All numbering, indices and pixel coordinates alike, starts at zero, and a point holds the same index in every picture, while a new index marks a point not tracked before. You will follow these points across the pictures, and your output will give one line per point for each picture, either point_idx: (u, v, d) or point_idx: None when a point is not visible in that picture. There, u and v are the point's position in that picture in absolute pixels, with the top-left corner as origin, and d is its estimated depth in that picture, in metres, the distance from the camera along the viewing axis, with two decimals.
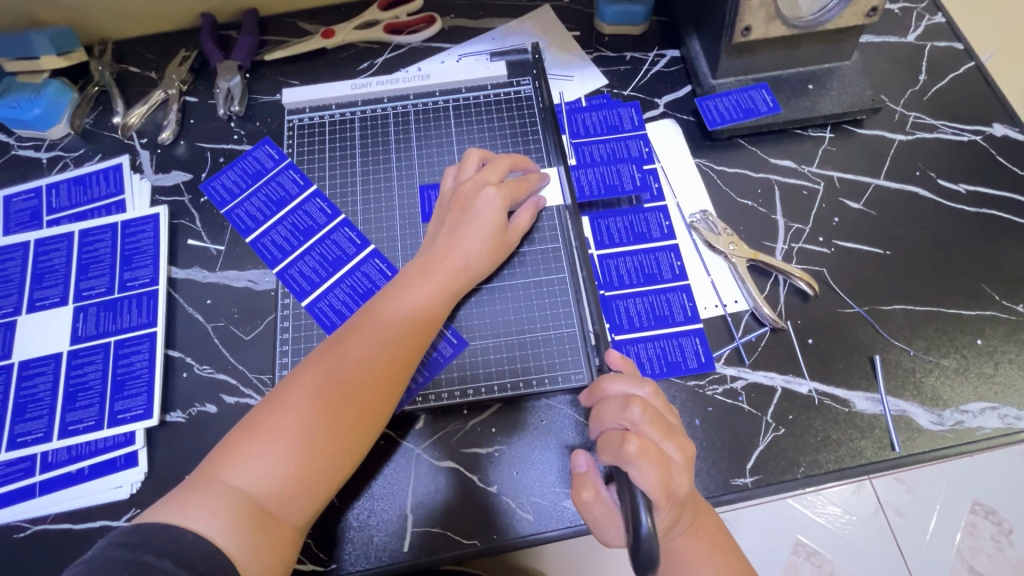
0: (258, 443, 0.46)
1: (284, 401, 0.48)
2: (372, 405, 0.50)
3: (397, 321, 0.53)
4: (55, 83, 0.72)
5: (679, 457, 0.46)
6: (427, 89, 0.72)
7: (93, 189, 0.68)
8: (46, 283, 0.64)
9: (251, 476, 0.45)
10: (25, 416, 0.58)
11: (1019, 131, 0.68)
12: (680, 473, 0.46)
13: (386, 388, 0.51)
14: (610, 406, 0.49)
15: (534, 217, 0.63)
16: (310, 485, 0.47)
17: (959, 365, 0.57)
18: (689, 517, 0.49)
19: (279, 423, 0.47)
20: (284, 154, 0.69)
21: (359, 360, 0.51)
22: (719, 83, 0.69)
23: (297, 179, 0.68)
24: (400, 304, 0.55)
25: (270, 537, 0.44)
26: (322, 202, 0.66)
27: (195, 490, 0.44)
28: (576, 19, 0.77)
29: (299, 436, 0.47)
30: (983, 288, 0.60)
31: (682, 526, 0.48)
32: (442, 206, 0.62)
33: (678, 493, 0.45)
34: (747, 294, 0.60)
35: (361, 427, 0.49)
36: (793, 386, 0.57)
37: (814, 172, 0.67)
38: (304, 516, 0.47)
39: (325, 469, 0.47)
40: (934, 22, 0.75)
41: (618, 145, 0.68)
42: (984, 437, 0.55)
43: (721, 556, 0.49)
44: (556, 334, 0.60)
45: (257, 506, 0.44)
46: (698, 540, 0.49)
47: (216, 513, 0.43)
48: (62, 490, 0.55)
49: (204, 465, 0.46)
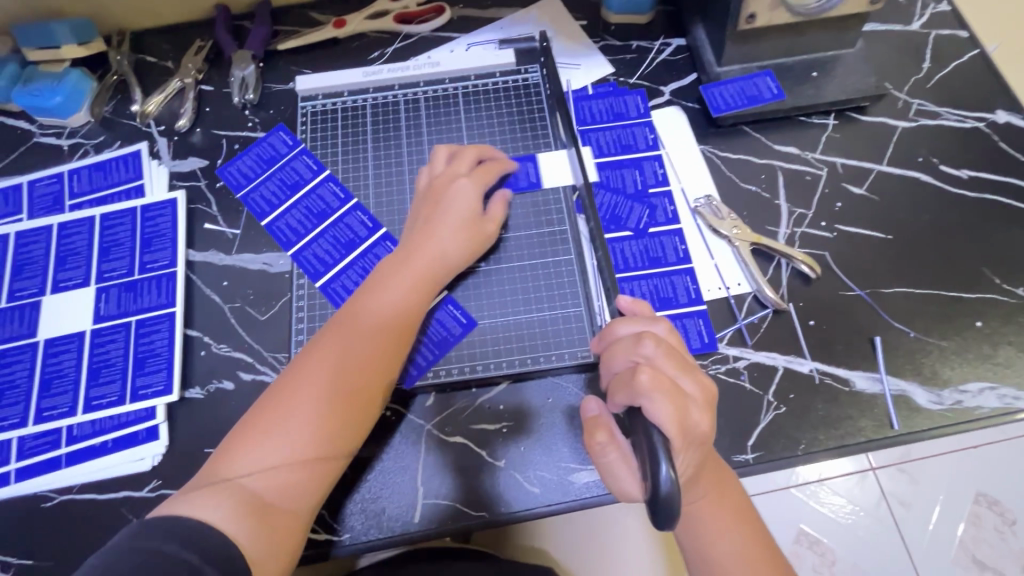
0: (252, 442, 0.48)
1: (275, 398, 0.50)
2: (360, 394, 0.52)
3: (379, 313, 0.55)
4: (75, 72, 0.74)
5: (696, 391, 0.48)
6: (436, 77, 0.73)
7: (113, 174, 0.71)
8: (69, 265, 0.66)
9: (248, 472, 0.47)
10: (51, 391, 0.60)
11: (1021, 118, 0.68)
12: (697, 409, 0.47)
13: (371, 377, 0.53)
14: (623, 343, 0.51)
15: (506, 205, 0.64)
16: (310, 474, 0.49)
17: (958, 346, 0.58)
18: (709, 480, 0.50)
19: (269, 420, 0.49)
20: (298, 140, 0.71)
21: (343, 355, 0.52)
22: (725, 70, 0.70)
23: (310, 164, 0.69)
24: (379, 298, 0.56)
25: (277, 526, 0.46)
26: (334, 186, 0.68)
27: (200, 488, 0.46)
28: (583, 9, 0.78)
29: (290, 430, 0.49)
30: (983, 271, 0.61)
31: (704, 488, 0.50)
32: (418, 201, 0.63)
33: (699, 439, 0.46)
34: (750, 277, 0.62)
35: (351, 414, 0.51)
36: (794, 366, 0.58)
37: (817, 159, 0.68)
38: (309, 503, 0.49)
39: (321, 457, 0.49)
40: (938, 11, 0.75)
41: (625, 132, 0.69)
42: (982, 416, 0.56)
43: (738, 523, 0.50)
44: (563, 313, 0.61)
45: (260, 500, 0.46)
46: (717, 504, 0.50)
47: (220, 509, 0.45)
48: (87, 461, 0.57)
49: (205, 467, 0.48)
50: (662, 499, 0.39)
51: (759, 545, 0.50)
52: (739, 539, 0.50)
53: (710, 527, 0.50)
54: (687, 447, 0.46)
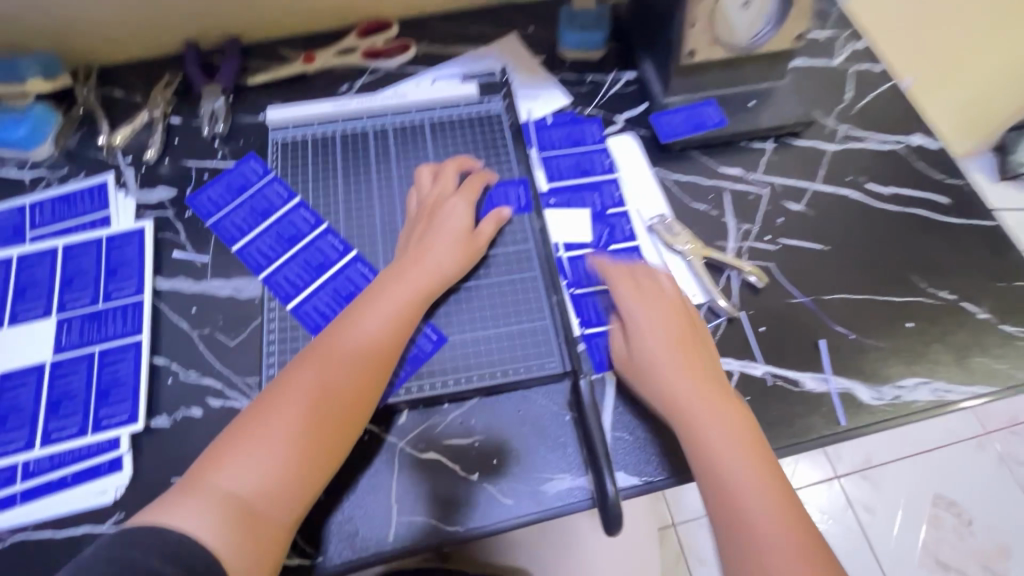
0: (245, 445, 0.49)
1: (273, 403, 0.51)
2: (353, 403, 0.53)
3: (374, 323, 0.57)
4: (41, 105, 0.74)
5: (671, 334, 0.58)
6: (404, 108, 0.77)
7: (78, 206, 0.70)
8: (29, 297, 0.65)
9: (237, 477, 0.48)
10: (6, 426, 0.58)
11: (934, 140, 0.76)
12: (669, 340, 0.58)
13: (363, 388, 0.54)
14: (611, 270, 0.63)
15: (497, 227, 0.67)
16: (295, 484, 0.49)
17: (893, 345, 0.63)
18: (716, 414, 0.54)
19: (263, 424, 0.50)
20: (268, 169, 0.73)
21: (338, 362, 0.54)
22: (671, 100, 0.76)
23: (281, 192, 0.71)
24: (374, 309, 0.58)
25: (257, 538, 0.47)
26: (306, 212, 0.70)
27: (185, 495, 0.47)
28: (540, 46, 0.84)
29: (283, 436, 0.50)
30: (910, 276, 0.67)
31: (712, 425, 0.53)
32: (409, 220, 0.67)
33: (671, 364, 0.56)
34: (703, 289, 0.66)
35: (340, 423, 0.52)
36: (748, 369, 0.62)
37: (758, 179, 0.74)
38: (290, 515, 0.49)
39: (309, 467, 0.50)
40: (856, 48, 0.84)
41: (583, 157, 0.74)
42: (919, 408, 0.60)
43: (766, 477, 0.50)
44: (530, 327, 0.64)
45: (242, 509, 0.47)
46: (735, 449, 0.52)
47: (205, 514, 0.46)
48: (45, 497, 0.55)
49: (193, 472, 0.49)
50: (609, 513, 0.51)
51: (785, 504, 0.49)
52: (761, 489, 0.49)
53: (725, 464, 0.51)
54: (656, 358, 0.57)
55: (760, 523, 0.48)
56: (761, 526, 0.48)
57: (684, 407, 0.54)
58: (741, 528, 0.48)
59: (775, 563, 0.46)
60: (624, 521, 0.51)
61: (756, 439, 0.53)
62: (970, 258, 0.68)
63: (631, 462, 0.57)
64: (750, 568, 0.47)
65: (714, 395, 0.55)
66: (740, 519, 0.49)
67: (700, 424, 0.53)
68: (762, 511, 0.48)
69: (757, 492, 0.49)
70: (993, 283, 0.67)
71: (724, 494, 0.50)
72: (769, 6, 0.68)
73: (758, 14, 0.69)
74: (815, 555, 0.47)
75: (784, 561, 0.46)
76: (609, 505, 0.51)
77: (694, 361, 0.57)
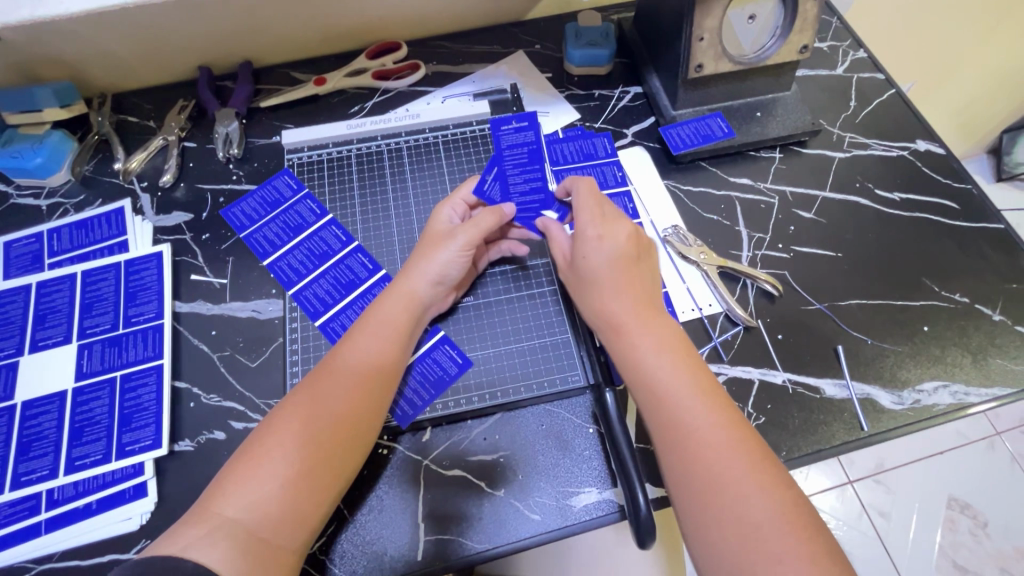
0: (247, 473, 0.46)
1: (271, 429, 0.49)
2: (349, 419, 0.51)
3: (358, 345, 0.55)
4: (57, 133, 0.75)
5: (614, 260, 0.57)
6: (417, 127, 0.78)
7: (95, 232, 0.71)
8: (49, 324, 0.65)
9: (242, 504, 0.45)
10: (29, 454, 0.58)
11: (939, 146, 0.78)
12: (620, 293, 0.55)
13: (357, 399, 0.52)
14: (586, 212, 0.60)
15: (497, 221, 0.62)
16: (302, 509, 0.47)
17: (911, 350, 0.64)
18: (653, 338, 0.53)
19: (263, 449, 0.48)
20: (302, 184, 0.74)
21: (328, 387, 0.52)
22: (679, 113, 0.77)
23: (314, 208, 0.72)
24: (363, 331, 0.56)
25: (265, 564, 0.44)
26: (336, 229, 0.71)
27: (192, 524, 0.44)
28: (547, 63, 0.85)
29: (284, 460, 0.47)
30: (924, 281, 0.68)
31: (659, 362, 0.51)
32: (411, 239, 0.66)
33: (615, 294, 0.55)
34: (719, 297, 0.66)
35: (341, 446, 0.50)
36: (769, 377, 0.62)
37: (768, 188, 0.75)
38: (298, 539, 0.47)
39: (317, 488, 0.48)
40: (858, 57, 0.85)
41: (595, 171, 0.75)
42: (940, 412, 0.61)
43: (732, 437, 0.46)
44: (551, 341, 0.65)
45: (249, 535, 0.44)
46: (694, 400, 0.48)
47: (212, 544, 0.43)
48: (69, 526, 0.55)
49: (198, 501, 0.46)
50: (643, 524, 0.50)
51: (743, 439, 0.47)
52: (710, 418, 0.47)
53: (668, 391, 0.49)
54: (614, 300, 0.55)
55: (708, 451, 0.46)
56: (709, 455, 0.45)
57: (629, 338, 0.53)
58: (689, 451, 0.46)
59: (725, 485, 0.44)
60: (655, 535, 0.50)
61: (723, 403, 0.49)
62: (982, 261, 0.69)
63: (657, 473, 0.57)
64: (696, 485, 0.45)
65: (651, 316, 0.54)
66: (686, 446, 0.46)
67: (648, 362, 0.51)
68: (711, 434, 0.46)
69: (705, 415, 0.47)
70: (1005, 285, 0.68)
71: (668, 422, 0.48)
72: (774, 19, 0.70)
73: (763, 28, 0.71)
74: (760, 467, 0.45)
75: (733, 481, 0.44)
76: (641, 516, 0.50)
77: (640, 298, 0.55)
